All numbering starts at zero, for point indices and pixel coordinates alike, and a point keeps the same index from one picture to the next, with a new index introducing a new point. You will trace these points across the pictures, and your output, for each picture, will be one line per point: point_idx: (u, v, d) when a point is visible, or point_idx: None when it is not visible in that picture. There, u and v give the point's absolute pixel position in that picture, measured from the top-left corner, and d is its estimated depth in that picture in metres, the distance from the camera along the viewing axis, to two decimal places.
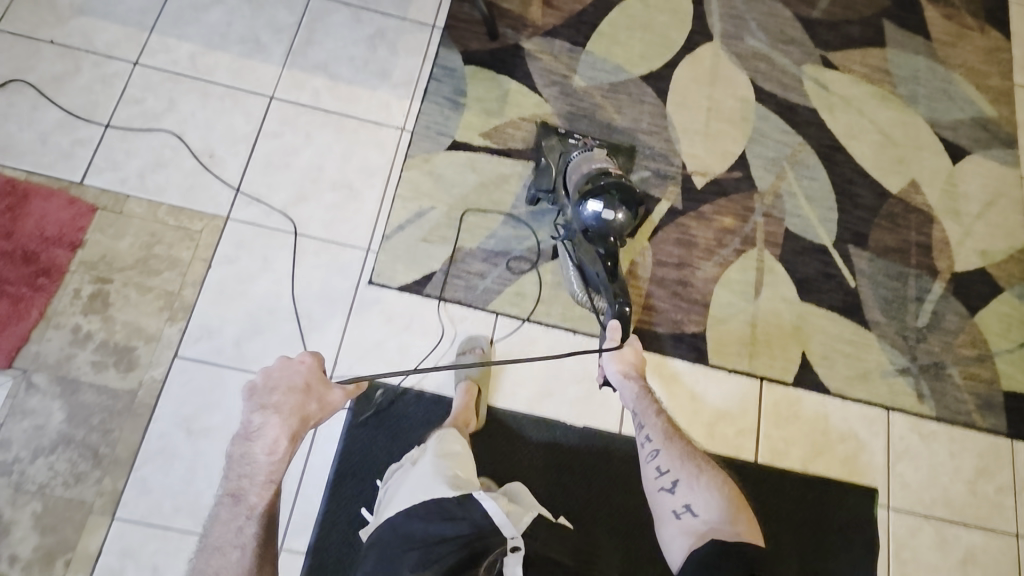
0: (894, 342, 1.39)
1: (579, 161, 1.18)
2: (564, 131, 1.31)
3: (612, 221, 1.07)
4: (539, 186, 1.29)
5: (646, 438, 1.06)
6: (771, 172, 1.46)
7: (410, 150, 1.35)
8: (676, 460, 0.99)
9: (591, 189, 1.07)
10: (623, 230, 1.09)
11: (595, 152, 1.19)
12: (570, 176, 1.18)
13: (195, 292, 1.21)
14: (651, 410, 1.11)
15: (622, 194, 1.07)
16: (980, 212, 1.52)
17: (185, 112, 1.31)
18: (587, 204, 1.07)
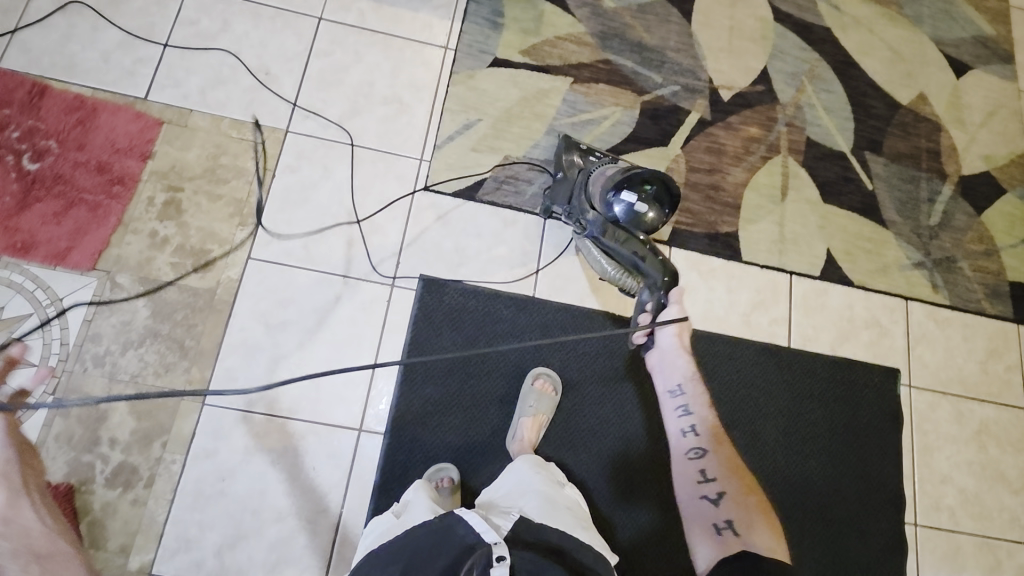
0: (910, 239, 1.49)
1: (603, 166, 1.19)
2: (586, 146, 1.29)
3: (644, 212, 1.07)
4: (556, 199, 1.28)
5: (689, 429, 1.12)
6: (791, 86, 1.57)
7: (455, 67, 1.43)
8: (722, 470, 1.05)
9: (621, 181, 1.07)
10: (652, 221, 1.09)
11: (619, 165, 1.20)
12: (593, 175, 1.18)
13: (262, 198, 1.27)
14: (703, 400, 1.15)
15: (656, 188, 1.07)
16: (982, 121, 1.64)
17: (239, 33, 1.37)
18: (621, 195, 1.06)
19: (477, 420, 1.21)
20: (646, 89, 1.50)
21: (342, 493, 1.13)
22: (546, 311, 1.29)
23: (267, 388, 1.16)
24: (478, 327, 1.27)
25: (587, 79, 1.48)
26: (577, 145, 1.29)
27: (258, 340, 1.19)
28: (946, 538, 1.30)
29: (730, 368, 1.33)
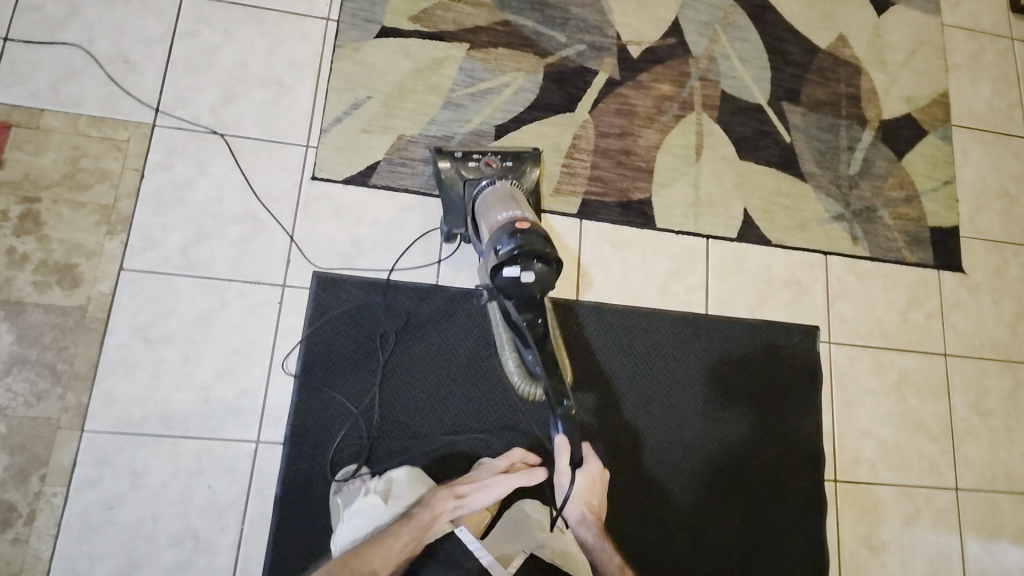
0: (829, 191, 1.45)
1: (489, 204, 1.08)
2: (461, 153, 1.16)
3: (531, 281, 0.97)
4: (453, 226, 1.21)
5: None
6: (704, 36, 1.48)
7: (339, 40, 1.32)
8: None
9: (501, 254, 0.97)
10: (542, 289, 1.00)
11: (506, 192, 1.09)
12: (481, 217, 1.09)
13: (131, 203, 1.17)
14: (616, 569, 1.09)
15: (535, 253, 0.96)
16: (904, 60, 1.58)
17: (91, 18, 1.24)
18: (501, 270, 0.97)
19: (382, 418, 1.18)
20: (549, 51, 1.40)
21: (241, 509, 1.10)
22: (450, 299, 1.24)
23: (152, 409, 1.11)
24: (379, 324, 1.21)
25: (485, 44, 1.37)
26: (448, 152, 1.17)
27: (139, 357, 1.12)
28: (865, 490, 1.32)
29: (645, 341, 1.30)
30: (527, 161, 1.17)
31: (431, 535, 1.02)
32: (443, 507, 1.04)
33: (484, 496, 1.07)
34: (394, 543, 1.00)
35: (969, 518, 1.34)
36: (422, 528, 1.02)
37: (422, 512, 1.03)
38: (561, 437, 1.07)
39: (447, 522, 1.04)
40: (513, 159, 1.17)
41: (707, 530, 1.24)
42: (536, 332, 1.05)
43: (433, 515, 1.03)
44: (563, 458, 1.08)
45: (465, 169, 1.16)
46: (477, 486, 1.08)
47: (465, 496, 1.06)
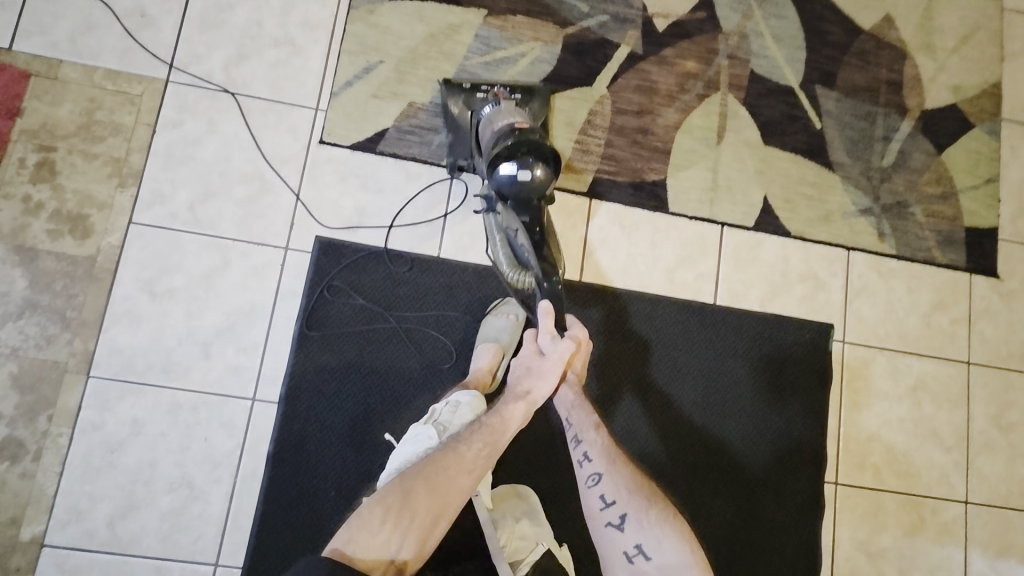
0: (858, 184, 1.37)
1: (488, 119, 1.11)
2: (469, 84, 1.20)
3: (530, 180, 0.98)
4: (459, 156, 1.21)
5: (585, 457, 1.02)
6: (737, 11, 1.40)
7: (354, 1, 1.29)
8: (623, 489, 0.97)
9: (502, 152, 0.99)
10: (542, 190, 1.00)
11: (504, 107, 1.10)
12: (482, 132, 1.11)
13: (142, 157, 1.19)
14: (592, 423, 1.05)
15: (534, 152, 0.99)
16: (955, 46, 1.47)
17: None
18: (501, 168, 0.99)
19: (375, 386, 1.18)
20: (570, 20, 1.35)
21: (235, 462, 1.12)
22: (450, 272, 1.23)
23: (153, 360, 1.13)
24: (378, 292, 1.21)
25: (503, 11, 1.33)
26: (458, 85, 1.20)
27: (144, 309, 1.14)
28: (867, 495, 1.27)
29: (647, 326, 1.27)
30: (536, 96, 1.20)
31: (504, 442, 0.97)
32: (512, 416, 1.00)
33: (548, 384, 1.03)
34: (468, 453, 0.93)
35: (978, 534, 1.29)
36: (494, 441, 0.96)
37: (495, 422, 0.98)
38: (545, 301, 1.08)
39: (515, 427, 1.00)
40: (522, 94, 1.20)
41: (696, 520, 1.22)
42: (532, 234, 1.04)
43: (502, 426, 0.99)
44: (547, 321, 1.08)
45: (473, 99, 1.19)
46: (537, 374, 1.04)
47: (533, 393, 1.02)
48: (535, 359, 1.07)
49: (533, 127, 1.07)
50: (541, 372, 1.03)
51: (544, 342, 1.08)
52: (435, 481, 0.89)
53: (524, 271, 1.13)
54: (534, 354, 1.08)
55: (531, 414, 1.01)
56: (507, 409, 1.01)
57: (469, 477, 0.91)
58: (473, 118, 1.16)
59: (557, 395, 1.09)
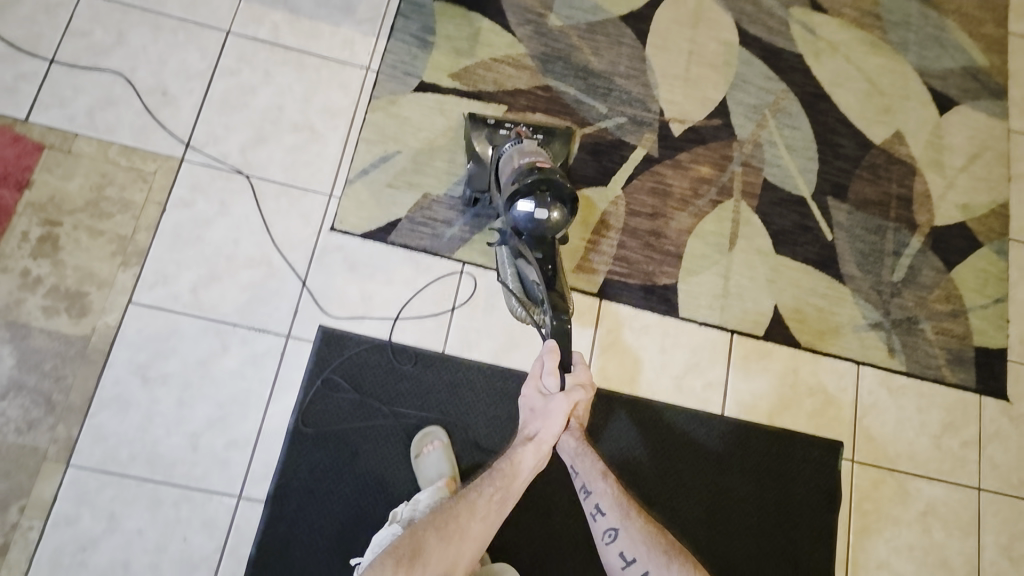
0: (868, 297, 1.37)
1: (508, 153, 1.12)
2: (494, 120, 1.21)
3: (546, 220, 1.02)
4: (476, 188, 1.22)
5: (598, 510, 1.02)
6: (752, 119, 1.43)
7: (376, 90, 1.30)
8: (642, 547, 0.97)
9: (521, 189, 1.02)
10: (557, 228, 1.04)
11: (527, 144, 1.13)
12: (502, 167, 1.12)
13: (149, 235, 1.17)
14: (598, 472, 1.04)
15: (552, 191, 1.02)
16: (964, 164, 1.49)
17: (137, 47, 1.25)
18: (519, 204, 1.02)
19: (369, 488, 1.13)
20: (588, 120, 1.37)
21: (213, 566, 1.06)
22: (453, 369, 1.20)
23: (138, 450, 1.08)
24: (378, 389, 1.17)
25: (523, 108, 1.35)
26: (483, 120, 1.21)
27: (133, 395, 1.10)
28: None
29: (649, 426, 1.24)
30: (557, 138, 1.23)
31: (516, 489, 0.99)
32: (521, 460, 1.00)
33: (555, 424, 1.01)
34: (479, 501, 0.96)
35: None
36: (504, 488, 0.98)
37: (505, 467, 1.00)
38: (551, 341, 0.99)
39: (528, 472, 1.00)
40: (544, 135, 1.23)
41: None
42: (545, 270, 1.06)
43: (512, 471, 1.00)
44: (551, 362, 1.00)
45: (496, 135, 1.20)
46: (541, 415, 1.02)
47: (540, 436, 1.01)
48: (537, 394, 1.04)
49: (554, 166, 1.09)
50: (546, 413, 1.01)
51: (548, 381, 1.03)
52: (447, 531, 0.92)
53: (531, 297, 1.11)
54: (537, 392, 1.05)
55: (543, 455, 1.01)
56: (517, 454, 1.01)
57: (481, 523, 0.94)
58: (495, 154, 1.16)
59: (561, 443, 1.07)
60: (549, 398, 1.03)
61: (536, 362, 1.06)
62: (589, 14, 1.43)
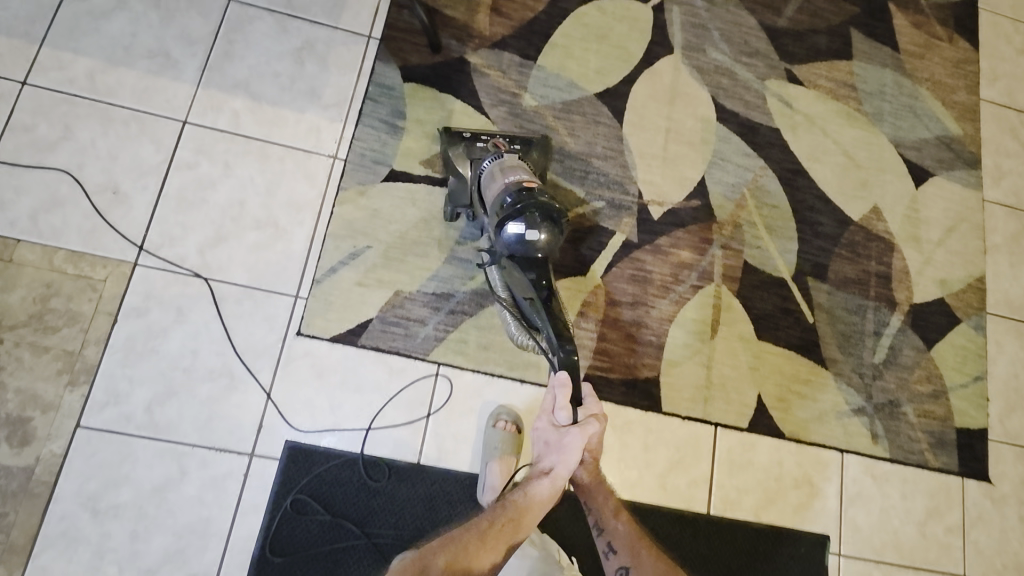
0: (850, 381, 1.35)
1: (492, 171, 1.10)
2: (469, 133, 1.22)
3: (537, 242, 0.99)
4: (458, 204, 1.19)
5: (610, 549, 1.05)
6: (731, 199, 1.40)
7: (343, 181, 1.24)
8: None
9: (511, 211, 1.00)
10: (549, 248, 1.01)
11: (506, 159, 1.12)
12: (485, 187, 1.11)
13: (98, 351, 1.09)
14: (610, 511, 1.08)
15: (542, 211, 1.00)
16: (941, 238, 1.49)
17: (84, 141, 1.17)
18: (508, 229, 0.99)
19: None
20: (566, 206, 1.32)
21: None
22: (430, 480, 1.15)
23: None
24: (350, 508, 1.11)
25: None
26: (459, 136, 1.22)
27: (82, 530, 1.02)
28: None
29: None
30: (535, 147, 1.23)
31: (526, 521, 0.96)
32: (537, 491, 0.99)
33: (570, 457, 0.99)
34: (493, 530, 0.94)
35: None
36: (515, 516, 0.96)
37: (520, 497, 0.98)
38: (562, 372, 0.98)
39: (543, 505, 0.98)
40: (521, 144, 1.23)
41: None
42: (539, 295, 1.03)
43: (528, 504, 0.98)
44: (563, 395, 0.98)
45: (474, 148, 1.20)
46: (556, 449, 1.00)
47: (555, 470, 1.00)
48: (550, 427, 1.01)
49: (539, 182, 1.08)
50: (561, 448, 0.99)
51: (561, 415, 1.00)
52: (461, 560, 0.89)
53: (530, 322, 1.08)
54: (551, 425, 1.01)
55: (557, 489, 0.99)
56: (533, 486, 0.99)
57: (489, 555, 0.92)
58: (475, 169, 1.16)
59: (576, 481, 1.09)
60: (563, 432, 1.00)
61: (545, 395, 1.03)
62: (563, 92, 1.39)
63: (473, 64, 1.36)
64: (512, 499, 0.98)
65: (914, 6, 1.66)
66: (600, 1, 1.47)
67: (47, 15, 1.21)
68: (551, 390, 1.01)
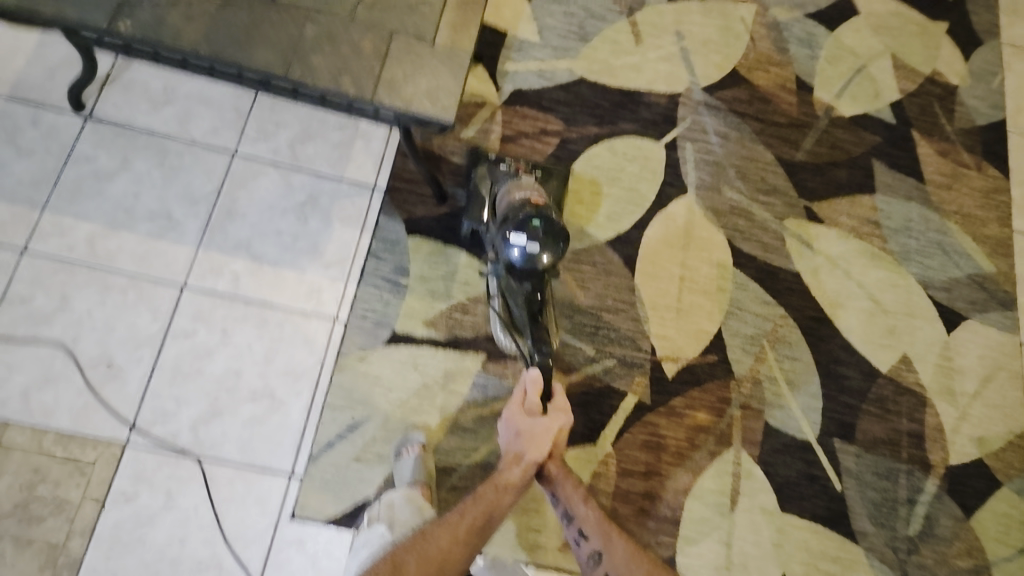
0: (883, 556, 1.27)
1: (506, 189, 1.17)
2: (495, 156, 1.28)
3: (536, 255, 1.05)
4: (475, 221, 1.25)
5: (580, 535, 1.05)
6: (750, 353, 1.33)
7: (343, 346, 1.20)
8: (624, 567, 0.99)
9: (513, 222, 1.05)
10: (547, 265, 1.07)
11: (523, 181, 1.19)
12: (499, 202, 1.17)
13: (83, 542, 1.05)
14: (580, 496, 1.07)
15: (545, 227, 1.05)
16: (976, 390, 1.40)
17: (80, 311, 1.14)
18: (511, 239, 1.05)
19: None
20: (574, 365, 1.27)
21: None
22: None
23: None
24: None
25: (503, 355, 1.24)
26: (485, 157, 1.29)
27: None
28: None
29: None
30: (554, 176, 1.31)
31: (496, 507, 1.00)
32: (507, 477, 1.04)
33: (537, 443, 1.07)
34: (466, 523, 0.97)
35: None
36: (488, 506, 1.00)
37: (491, 489, 1.02)
38: (534, 370, 1.11)
39: (515, 492, 1.04)
40: (542, 172, 1.31)
41: None
42: (531, 305, 1.13)
43: (497, 494, 1.02)
44: (534, 393, 1.10)
45: (497, 170, 1.26)
46: (527, 437, 1.08)
47: (525, 457, 1.06)
48: (522, 417, 1.10)
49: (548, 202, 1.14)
50: (532, 435, 1.07)
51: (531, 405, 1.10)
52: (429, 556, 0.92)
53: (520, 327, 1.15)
54: (521, 412, 1.10)
55: (528, 476, 1.06)
56: (502, 476, 1.05)
57: (453, 538, 0.94)
58: (491, 187, 1.24)
59: (542, 477, 1.11)
60: (534, 422, 1.09)
61: (515, 390, 1.14)
62: (573, 240, 1.35)
63: None
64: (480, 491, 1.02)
65: (938, 133, 1.60)
66: (611, 141, 1.43)
67: (50, 179, 1.20)
68: (523, 385, 1.13)
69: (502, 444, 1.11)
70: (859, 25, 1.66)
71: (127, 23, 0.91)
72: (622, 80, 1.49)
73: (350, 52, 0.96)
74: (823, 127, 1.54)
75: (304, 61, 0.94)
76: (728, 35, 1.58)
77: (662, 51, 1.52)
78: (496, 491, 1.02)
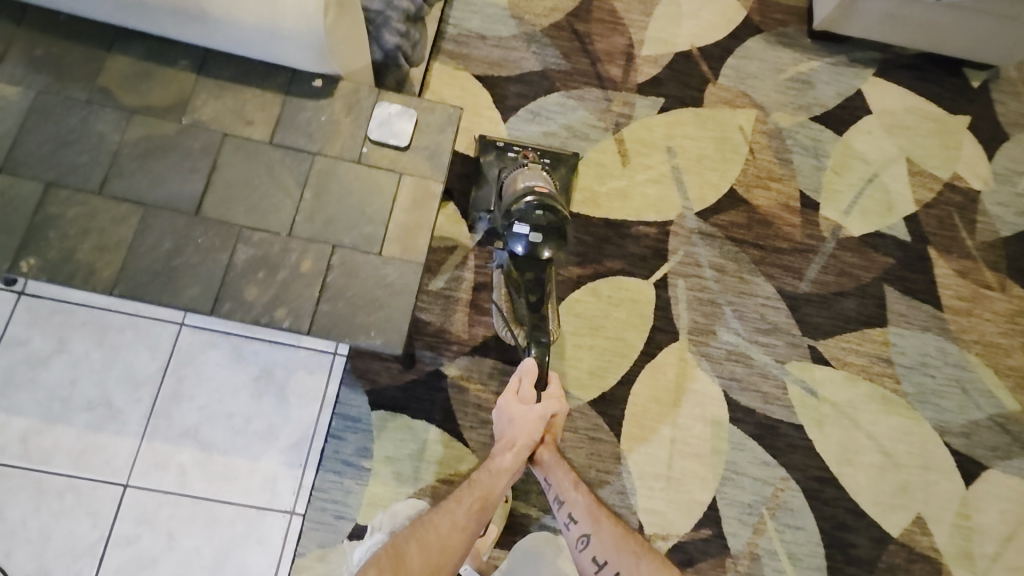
0: None
1: (511, 180, 1.17)
2: (503, 142, 1.29)
3: (540, 243, 1.07)
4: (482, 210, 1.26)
5: (571, 520, 1.02)
6: (747, 523, 1.22)
7: (300, 544, 1.10)
8: (612, 549, 0.96)
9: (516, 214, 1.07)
10: (551, 252, 1.09)
11: (528, 169, 1.18)
12: (505, 189, 1.16)
13: None
14: (570, 482, 1.05)
15: (550, 217, 1.06)
16: (997, 552, 1.27)
17: (14, 520, 1.06)
18: (514, 228, 1.06)
19: None
20: None
21: None
22: None
23: None
24: None
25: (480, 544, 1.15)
26: (495, 142, 1.30)
27: None
28: None
29: None
30: (563, 164, 1.31)
31: (489, 494, 0.99)
32: (499, 464, 1.02)
33: (529, 429, 1.05)
34: (457, 509, 0.95)
35: None
36: (481, 493, 0.98)
37: (483, 476, 1.01)
38: (529, 360, 1.09)
39: (508, 479, 1.02)
40: (550, 160, 1.31)
41: None
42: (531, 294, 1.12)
43: (491, 479, 1.01)
44: (527, 381, 1.08)
45: (504, 157, 1.28)
46: (518, 421, 1.06)
47: (515, 441, 1.04)
48: (514, 404, 1.07)
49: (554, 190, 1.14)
50: (523, 420, 1.05)
51: (524, 392, 1.08)
52: (427, 546, 0.90)
53: (518, 318, 1.16)
54: (514, 400, 1.07)
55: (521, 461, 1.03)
56: (494, 461, 1.03)
57: (447, 526, 0.92)
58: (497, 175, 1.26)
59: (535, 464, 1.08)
60: (526, 407, 1.07)
61: (511, 380, 1.12)
62: None
63: (450, 375, 1.22)
64: (473, 477, 1.02)
65: (958, 249, 1.46)
66: (595, 283, 1.31)
67: None
68: (518, 375, 1.10)
69: (497, 431, 1.09)
70: (870, 126, 1.51)
71: (32, 261, 0.82)
72: (607, 209, 1.36)
73: (289, 276, 0.86)
74: (829, 250, 1.41)
75: (235, 291, 0.85)
76: (725, 148, 1.44)
77: (651, 172, 1.40)
78: (487, 475, 1.01)
